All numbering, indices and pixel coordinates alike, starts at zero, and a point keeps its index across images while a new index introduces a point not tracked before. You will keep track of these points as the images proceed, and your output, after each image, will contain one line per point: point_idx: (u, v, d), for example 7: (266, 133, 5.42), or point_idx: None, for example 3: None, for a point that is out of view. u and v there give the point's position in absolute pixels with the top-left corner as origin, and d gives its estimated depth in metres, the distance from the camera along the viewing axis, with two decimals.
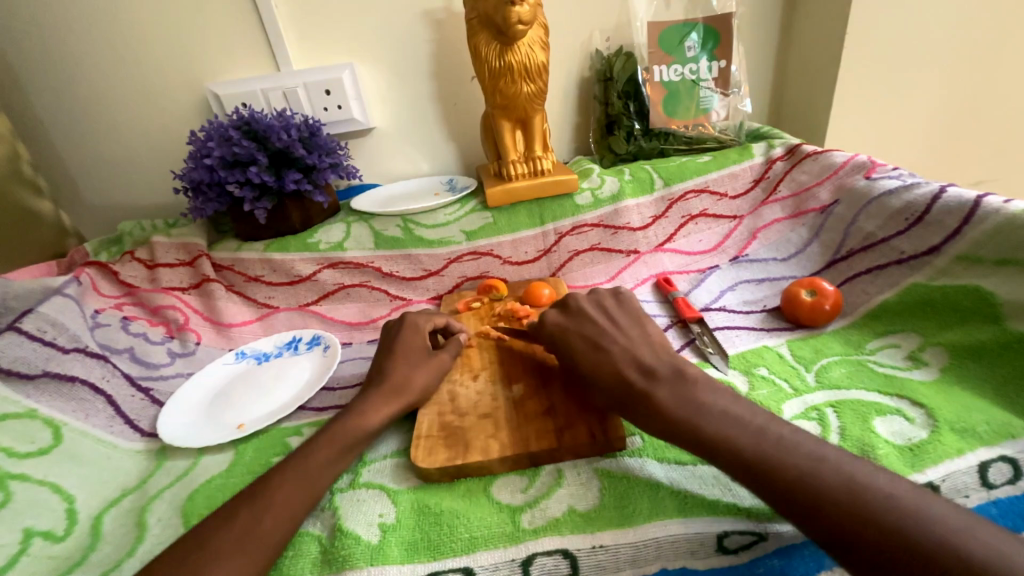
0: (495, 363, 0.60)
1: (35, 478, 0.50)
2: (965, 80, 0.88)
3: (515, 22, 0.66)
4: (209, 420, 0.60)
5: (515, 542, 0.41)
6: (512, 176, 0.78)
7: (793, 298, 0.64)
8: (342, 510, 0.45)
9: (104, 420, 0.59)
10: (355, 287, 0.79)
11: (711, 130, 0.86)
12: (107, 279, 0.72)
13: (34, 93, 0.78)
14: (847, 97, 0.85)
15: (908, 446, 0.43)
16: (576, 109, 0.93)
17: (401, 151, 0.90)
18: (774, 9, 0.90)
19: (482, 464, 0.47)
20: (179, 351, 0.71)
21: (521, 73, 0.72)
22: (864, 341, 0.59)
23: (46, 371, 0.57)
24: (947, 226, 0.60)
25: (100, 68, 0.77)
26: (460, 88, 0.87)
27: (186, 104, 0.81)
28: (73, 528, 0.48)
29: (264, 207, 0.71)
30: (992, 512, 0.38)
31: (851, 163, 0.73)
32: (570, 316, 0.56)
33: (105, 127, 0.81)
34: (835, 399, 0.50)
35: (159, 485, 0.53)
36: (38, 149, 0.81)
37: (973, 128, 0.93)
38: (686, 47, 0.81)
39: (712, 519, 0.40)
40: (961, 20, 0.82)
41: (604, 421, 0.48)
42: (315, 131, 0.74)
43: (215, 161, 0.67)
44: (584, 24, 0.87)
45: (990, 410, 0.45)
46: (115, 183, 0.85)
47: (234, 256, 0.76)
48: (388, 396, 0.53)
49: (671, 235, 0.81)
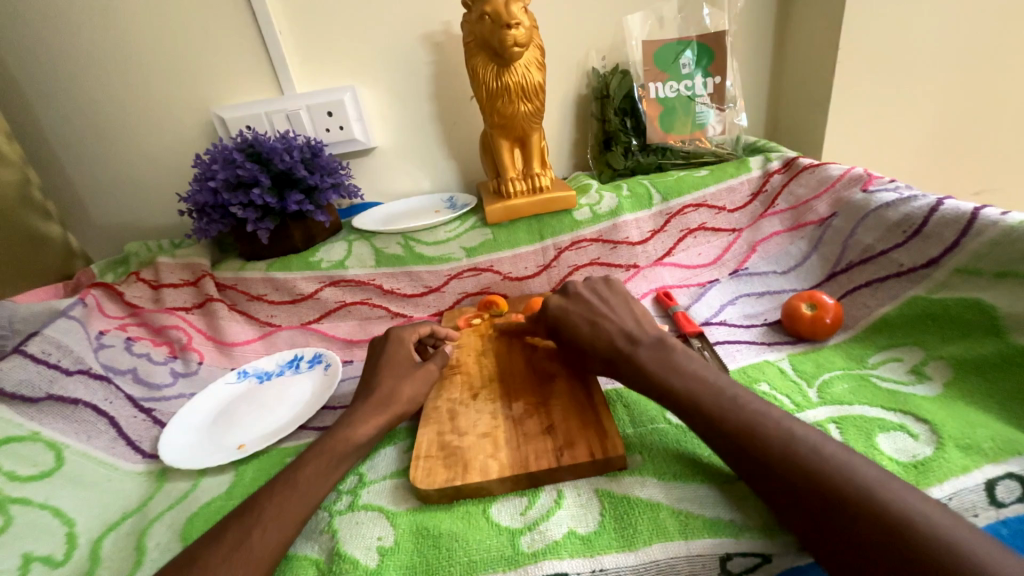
0: (495, 380, 0.61)
1: (35, 501, 0.50)
2: (960, 92, 0.88)
3: (511, 45, 0.68)
4: (210, 441, 0.61)
5: (514, 566, 0.40)
6: (511, 193, 0.79)
7: (793, 312, 0.64)
8: (341, 534, 0.44)
9: (106, 441, 0.59)
10: (356, 304, 0.79)
11: (708, 144, 0.87)
12: (111, 300, 0.73)
13: (46, 120, 0.80)
14: (843, 110, 0.86)
15: (912, 463, 0.42)
16: (574, 125, 0.94)
17: (402, 170, 0.92)
18: (766, 25, 0.91)
19: (481, 485, 0.46)
20: (181, 371, 0.71)
21: (518, 93, 0.73)
22: (867, 355, 0.58)
23: (49, 394, 0.57)
24: (945, 239, 0.60)
25: (110, 95, 0.80)
26: (459, 107, 0.89)
27: (192, 128, 0.83)
28: (73, 552, 0.48)
29: (266, 227, 0.72)
30: (1002, 532, 0.36)
31: (848, 176, 0.73)
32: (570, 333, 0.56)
33: (113, 151, 0.83)
34: (838, 415, 0.50)
35: (159, 507, 0.53)
36: (48, 174, 0.83)
37: (969, 139, 0.93)
38: (681, 64, 0.83)
39: (714, 541, 0.39)
40: (953, 33, 0.83)
41: (604, 440, 0.48)
42: (318, 152, 0.76)
43: (219, 183, 0.69)
44: (580, 44, 0.88)
45: (995, 425, 0.44)
46: (123, 205, 0.87)
47: (237, 276, 0.77)
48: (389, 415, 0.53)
49: (670, 249, 0.81)
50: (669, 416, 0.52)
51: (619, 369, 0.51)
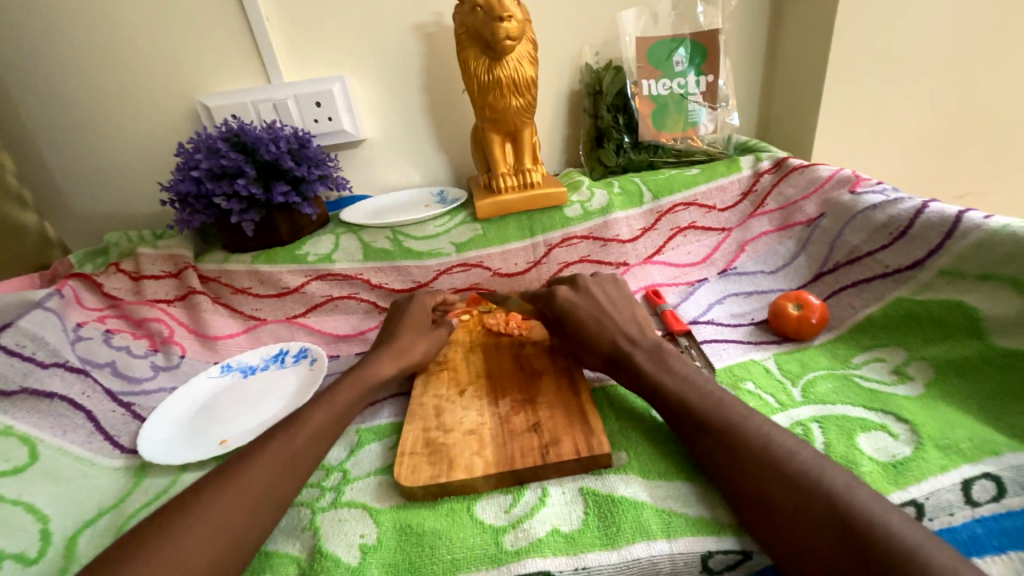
0: (482, 377, 0.60)
1: (9, 497, 0.48)
2: (948, 96, 0.89)
3: (503, 37, 0.67)
4: (191, 436, 0.59)
5: (497, 564, 0.40)
6: (502, 188, 0.78)
7: (780, 312, 0.64)
8: (322, 531, 0.44)
9: (82, 436, 0.58)
10: (343, 299, 0.78)
11: (700, 142, 0.87)
12: (90, 291, 0.71)
13: (21, 105, 0.78)
14: (833, 111, 0.87)
15: (892, 462, 0.43)
16: (566, 121, 0.94)
17: (392, 163, 0.90)
18: (760, 25, 0.91)
19: (466, 483, 0.46)
20: (162, 364, 0.70)
21: (510, 87, 0.72)
22: (851, 356, 0.59)
23: (24, 387, 0.56)
24: (930, 241, 0.61)
25: (89, 80, 0.77)
26: (451, 100, 0.87)
27: (176, 116, 0.81)
28: (46, 549, 0.47)
29: (251, 219, 0.71)
30: (976, 530, 0.37)
31: (836, 177, 0.73)
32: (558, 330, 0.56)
33: (93, 138, 0.81)
34: (821, 414, 0.50)
35: (136, 504, 0.52)
36: (24, 160, 0.81)
37: (955, 142, 0.94)
38: (675, 61, 0.83)
39: (696, 539, 0.40)
40: (942, 37, 0.84)
41: (589, 438, 0.48)
42: (305, 143, 0.74)
43: (202, 173, 0.67)
44: (574, 39, 0.88)
45: (973, 426, 0.45)
46: (103, 194, 0.85)
47: (221, 268, 0.75)
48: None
49: (660, 247, 0.81)
50: (653, 413, 0.53)
51: (610, 354, 0.54)
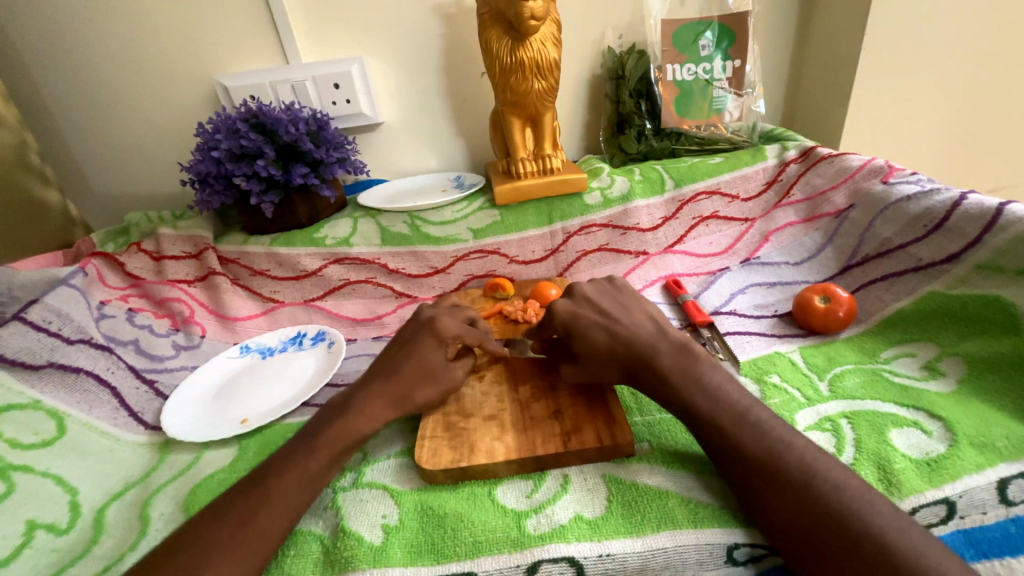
0: (501, 364, 0.59)
1: (38, 469, 0.50)
2: (988, 83, 0.85)
3: (528, 18, 0.65)
4: (213, 414, 0.60)
5: (521, 548, 0.40)
6: (522, 173, 0.76)
7: (806, 304, 0.63)
8: (345, 510, 0.44)
9: (108, 412, 0.59)
10: (360, 283, 0.78)
11: (724, 130, 0.85)
12: (113, 271, 0.72)
13: (43, 81, 0.78)
14: (865, 99, 0.84)
15: (925, 459, 0.42)
16: (587, 107, 0.92)
17: (409, 147, 0.89)
18: (789, 8, 0.88)
19: (487, 468, 0.46)
20: (183, 344, 0.70)
21: (532, 69, 0.70)
22: (879, 350, 0.58)
23: (51, 362, 0.57)
24: (967, 234, 0.59)
25: (109, 58, 0.77)
26: (470, 84, 0.86)
27: (194, 95, 0.81)
28: (76, 521, 0.48)
29: (270, 201, 0.70)
30: (1010, 530, 0.37)
31: (867, 167, 0.71)
32: (574, 310, 0.54)
33: (114, 118, 0.81)
34: (850, 410, 0.49)
35: (161, 478, 0.53)
36: (45, 138, 0.81)
37: (993, 132, 0.91)
38: (700, 46, 0.80)
39: (723, 530, 0.39)
40: (985, 21, 0.80)
41: (613, 426, 0.48)
42: (324, 124, 0.73)
43: (223, 154, 0.67)
44: (597, 21, 0.85)
45: (1011, 424, 0.43)
46: (124, 174, 0.85)
47: (240, 250, 0.75)
48: (405, 407, 0.50)
49: (681, 236, 0.80)
50: (662, 441, 0.48)
51: (632, 364, 0.49)
